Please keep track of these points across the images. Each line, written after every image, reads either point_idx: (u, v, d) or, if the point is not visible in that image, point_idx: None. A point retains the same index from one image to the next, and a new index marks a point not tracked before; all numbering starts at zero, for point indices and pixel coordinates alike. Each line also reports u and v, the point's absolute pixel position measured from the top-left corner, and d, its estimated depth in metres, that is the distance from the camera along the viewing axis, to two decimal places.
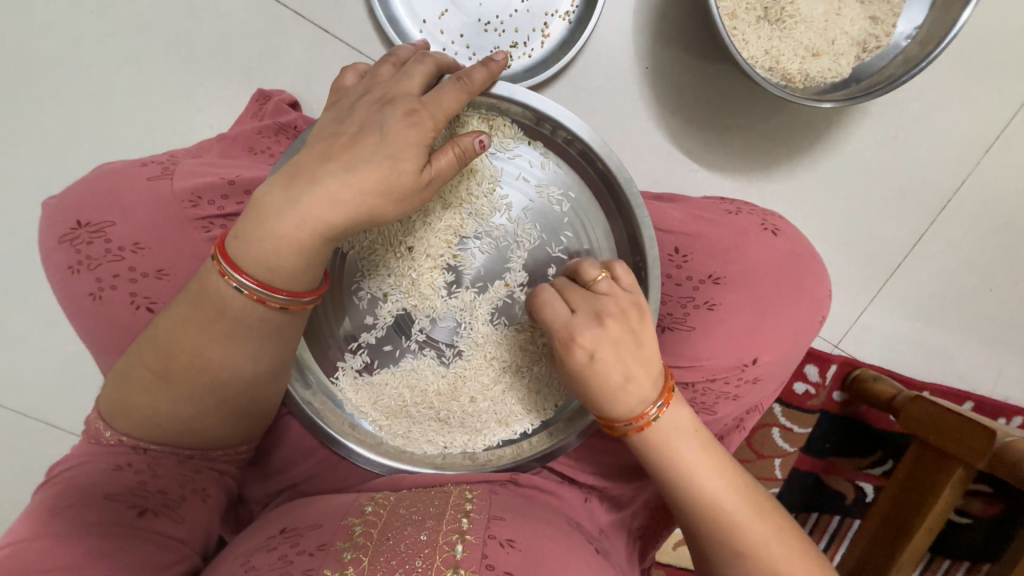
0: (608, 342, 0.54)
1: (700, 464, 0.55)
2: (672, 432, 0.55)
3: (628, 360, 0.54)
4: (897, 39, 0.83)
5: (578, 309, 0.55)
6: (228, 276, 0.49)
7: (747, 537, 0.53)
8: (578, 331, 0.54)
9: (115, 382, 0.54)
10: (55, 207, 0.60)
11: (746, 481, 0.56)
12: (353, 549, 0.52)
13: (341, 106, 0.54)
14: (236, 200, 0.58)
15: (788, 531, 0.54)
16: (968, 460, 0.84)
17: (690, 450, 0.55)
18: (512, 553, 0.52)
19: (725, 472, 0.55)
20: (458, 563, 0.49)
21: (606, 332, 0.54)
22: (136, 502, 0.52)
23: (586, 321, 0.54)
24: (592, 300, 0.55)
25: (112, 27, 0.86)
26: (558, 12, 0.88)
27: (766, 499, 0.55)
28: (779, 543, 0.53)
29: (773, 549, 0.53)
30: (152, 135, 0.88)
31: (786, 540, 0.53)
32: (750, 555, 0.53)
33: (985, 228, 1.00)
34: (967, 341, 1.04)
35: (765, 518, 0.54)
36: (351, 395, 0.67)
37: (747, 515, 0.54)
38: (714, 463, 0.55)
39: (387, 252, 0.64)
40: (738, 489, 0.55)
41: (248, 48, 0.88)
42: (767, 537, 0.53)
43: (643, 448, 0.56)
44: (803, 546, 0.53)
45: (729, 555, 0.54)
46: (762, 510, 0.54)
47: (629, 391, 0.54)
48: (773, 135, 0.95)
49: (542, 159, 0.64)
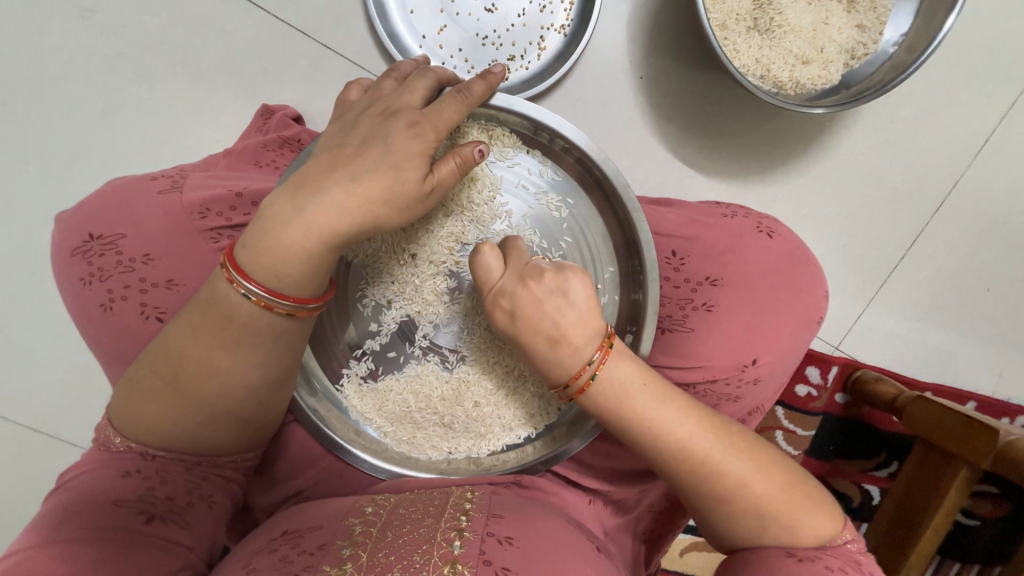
0: (529, 294, 0.56)
1: (664, 420, 0.53)
2: (625, 390, 0.54)
3: (552, 323, 0.55)
4: (884, 46, 0.85)
5: (508, 268, 0.57)
6: (237, 283, 0.50)
7: (729, 483, 0.52)
8: (501, 290, 0.57)
9: (123, 392, 0.55)
10: (67, 221, 0.61)
11: (717, 420, 0.54)
12: (351, 546, 0.53)
13: (345, 118, 0.56)
14: (243, 211, 0.59)
15: (769, 463, 0.53)
16: (972, 459, 0.84)
17: (649, 407, 0.54)
18: (510, 549, 0.52)
19: (693, 420, 0.54)
20: (455, 558, 0.50)
21: (529, 291, 0.56)
22: (144, 508, 0.52)
23: (512, 280, 0.57)
24: (521, 258, 0.58)
25: (121, 47, 0.88)
26: (554, 25, 0.90)
27: (740, 434, 0.54)
28: (761, 480, 0.52)
29: (756, 488, 0.52)
30: (160, 151, 0.90)
31: (769, 474, 0.53)
32: (734, 500, 0.52)
33: (980, 227, 1.01)
34: (966, 340, 1.05)
35: (742, 457, 0.53)
36: (356, 401, 0.68)
37: (726, 461, 0.53)
38: (675, 412, 0.54)
39: (390, 260, 0.65)
40: (713, 434, 0.53)
41: (253, 65, 0.90)
42: (747, 476, 0.52)
43: (601, 412, 0.55)
44: (784, 477, 0.53)
45: (714, 508, 0.54)
46: (738, 445, 0.53)
47: (559, 352, 0.55)
48: (767, 141, 0.97)
49: (540, 167, 0.66)
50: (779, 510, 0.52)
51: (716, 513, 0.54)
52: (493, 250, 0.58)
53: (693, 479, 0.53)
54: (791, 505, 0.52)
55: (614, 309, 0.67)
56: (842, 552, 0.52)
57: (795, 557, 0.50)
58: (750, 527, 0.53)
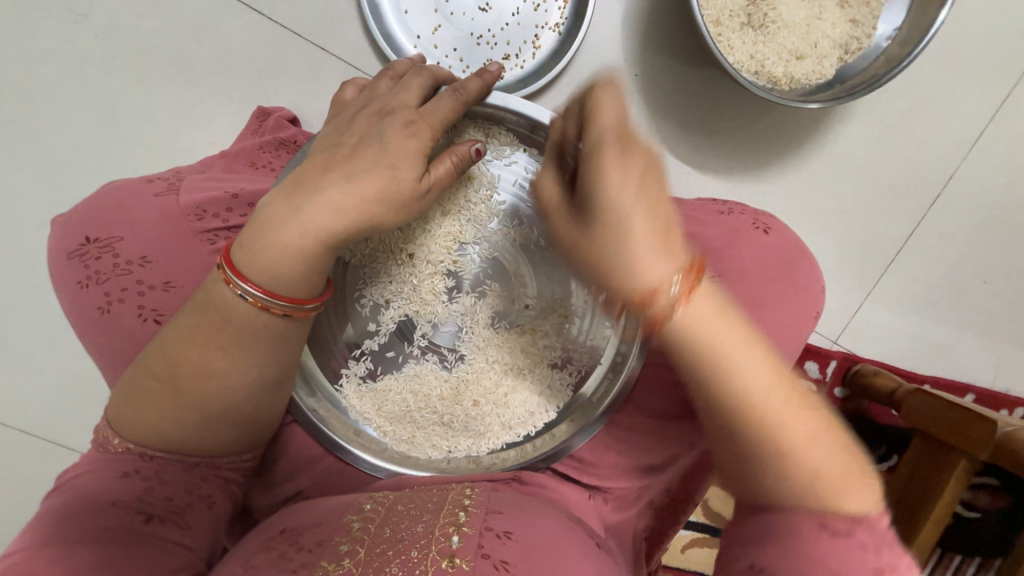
0: (627, 181, 0.54)
1: (705, 313, 0.53)
2: (658, 263, 0.54)
3: (625, 171, 0.55)
4: (877, 40, 0.86)
5: (608, 124, 0.55)
6: (233, 284, 0.50)
7: (755, 394, 0.51)
8: (598, 99, 0.54)
9: (122, 393, 0.55)
10: (64, 224, 0.61)
11: (768, 351, 0.53)
12: (349, 541, 0.54)
13: (341, 119, 0.56)
14: (239, 212, 0.59)
15: (814, 412, 0.52)
16: (969, 449, 0.85)
17: (666, 268, 0.54)
18: (508, 544, 0.53)
19: (747, 342, 0.52)
20: (453, 553, 0.51)
21: (619, 118, 0.55)
22: (142, 508, 0.53)
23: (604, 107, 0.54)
24: (620, 121, 0.55)
25: (115, 51, 0.88)
26: (548, 24, 0.90)
27: (788, 377, 0.53)
28: (799, 423, 0.51)
29: (790, 421, 0.51)
30: (155, 154, 0.90)
31: (809, 423, 0.51)
32: (748, 387, 0.51)
33: (975, 220, 1.01)
34: (964, 333, 1.05)
35: (783, 394, 0.51)
36: (355, 402, 0.69)
37: (764, 390, 0.51)
38: (726, 324, 0.53)
39: (388, 259, 0.65)
40: (758, 358, 0.52)
41: (248, 67, 0.90)
42: (784, 416, 0.51)
43: (613, 224, 0.55)
44: (823, 427, 0.51)
45: (711, 384, 0.53)
46: (781, 381, 0.52)
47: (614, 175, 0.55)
48: (762, 137, 0.97)
49: (537, 165, 0.66)
50: (808, 453, 0.50)
51: (721, 376, 0.52)
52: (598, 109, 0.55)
53: (697, 336, 0.53)
54: (819, 453, 0.50)
55: None
56: (884, 530, 0.49)
57: (828, 531, 0.48)
58: (773, 463, 0.51)
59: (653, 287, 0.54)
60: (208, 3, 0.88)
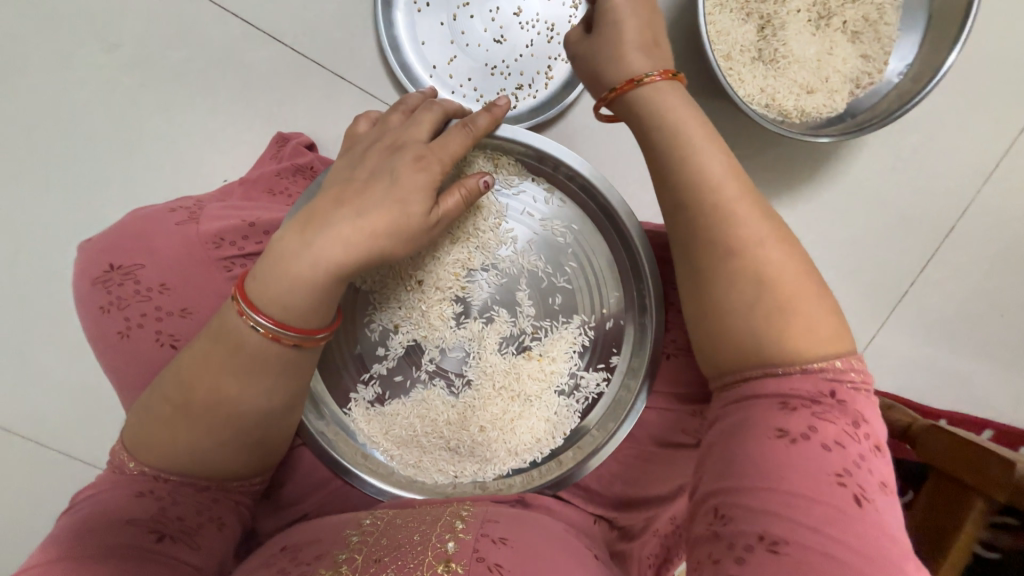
0: (633, 41, 0.57)
1: (706, 152, 0.51)
2: (673, 110, 0.54)
3: (642, 39, 0.57)
4: (888, 76, 0.86)
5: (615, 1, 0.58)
6: (246, 315, 0.52)
7: (756, 247, 0.48)
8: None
9: (139, 418, 0.57)
10: (89, 250, 0.63)
11: (769, 212, 0.50)
12: (348, 550, 0.54)
13: (354, 153, 0.57)
14: (255, 240, 0.61)
15: (810, 272, 0.48)
16: (988, 491, 0.82)
17: (688, 119, 0.53)
18: (504, 549, 0.52)
19: (736, 179, 0.51)
20: (449, 558, 0.51)
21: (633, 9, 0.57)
22: (155, 526, 0.54)
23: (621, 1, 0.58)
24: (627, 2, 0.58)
25: (144, 78, 0.92)
26: (561, 55, 0.91)
27: (789, 235, 0.49)
28: (797, 278, 0.47)
29: (777, 265, 0.47)
30: (177, 177, 0.93)
31: (806, 276, 0.48)
32: (757, 248, 0.48)
33: (992, 253, 1.00)
34: (981, 366, 1.03)
35: (780, 240, 0.48)
36: (363, 425, 0.70)
37: (764, 237, 0.48)
38: (722, 163, 0.51)
39: (398, 286, 0.67)
40: (756, 212, 0.49)
41: (269, 95, 0.93)
42: (782, 266, 0.47)
43: (647, 104, 0.54)
44: (821, 294, 0.47)
45: (727, 249, 0.48)
46: (777, 231, 0.49)
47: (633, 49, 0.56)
48: (773, 166, 0.97)
49: (545, 194, 0.67)
50: (805, 316, 0.46)
51: (737, 247, 0.48)
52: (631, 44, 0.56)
53: (722, 200, 0.49)
54: (813, 326, 0.46)
55: (625, 335, 0.69)
56: (851, 412, 0.44)
57: (787, 439, 0.43)
58: (780, 330, 0.46)
59: (712, 182, 0.50)
60: (233, 33, 0.92)
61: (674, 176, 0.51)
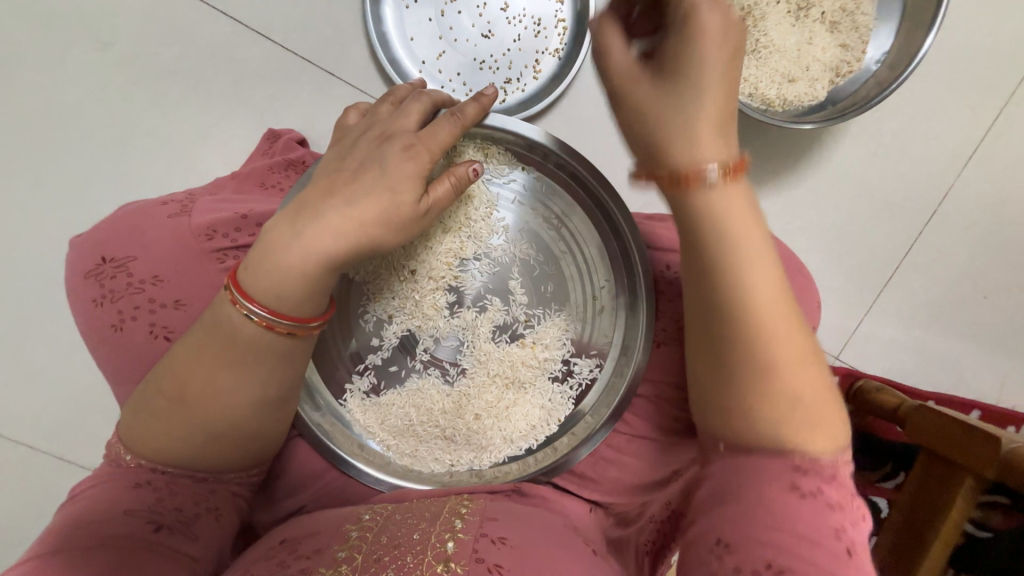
0: (707, 118, 0.43)
1: (760, 274, 0.44)
2: (736, 215, 0.44)
3: (714, 112, 0.43)
4: (867, 64, 0.88)
5: (683, 54, 0.43)
6: (240, 304, 0.52)
7: (791, 379, 0.43)
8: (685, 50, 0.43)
9: (133, 410, 0.57)
10: (82, 244, 0.64)
11: (811, 339, 0.45)
12: (348, 548, 0.54)
13: (344, 143, 0.58)
14: (248, 232, 0.61)
15: (834, 400, 0.45)
16: (976, 467, 0.83)
17: (746, 229, 0.44)
18: (502, 548, 0.53)
19: (786, 301, 0.44)
20: (448, 557, 0.52)
21: (709, 70, 0.43)
22: (152, 518, 0.53)
23: (691, 63, 0.43)
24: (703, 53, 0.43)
25: (134, 76, 0.92)
26: (548, 49, 0.93)
27: (821, 361, 0.45)
28: (826, 413, 0.44)
29: (807, 401, 0.43)
30: (168, 174, 0.94)
31: (830, 405, 0.45)
32: (790, 377, 0.43)
33: (972, 237, 1.02)
34: (967, 348, 1.05)
35: (815, 371, 0.44)
36: (359, 416, 0.70)
37: (801, 367, 0.43)
38: (776, 282, 0.44)
39: (391, 276, 0.67)
40: (799, 341, 0.44)
41: (260, 91, 0.94)
42: (814, 400, 0.44)
43: (698, 200, 0.44)
44: (841, 422, 0.45)
45: (758, 377, 0.43)
46: (813, 360, 0.44)
47: (699, 126, 0.43)
48: (758, 155, 0.99)
49: (535, 183, 0.68)
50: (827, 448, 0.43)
51: (766, 368, 0.43)
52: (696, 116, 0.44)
53: (764, 323, 0.43)
54: (833, 446, 0.44)
55: (617, 321, 0.69)
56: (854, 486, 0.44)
57: (798, 492, 0.42)
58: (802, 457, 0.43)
59: (753, 304, 0.43)
60: (223, 31, 0.92)
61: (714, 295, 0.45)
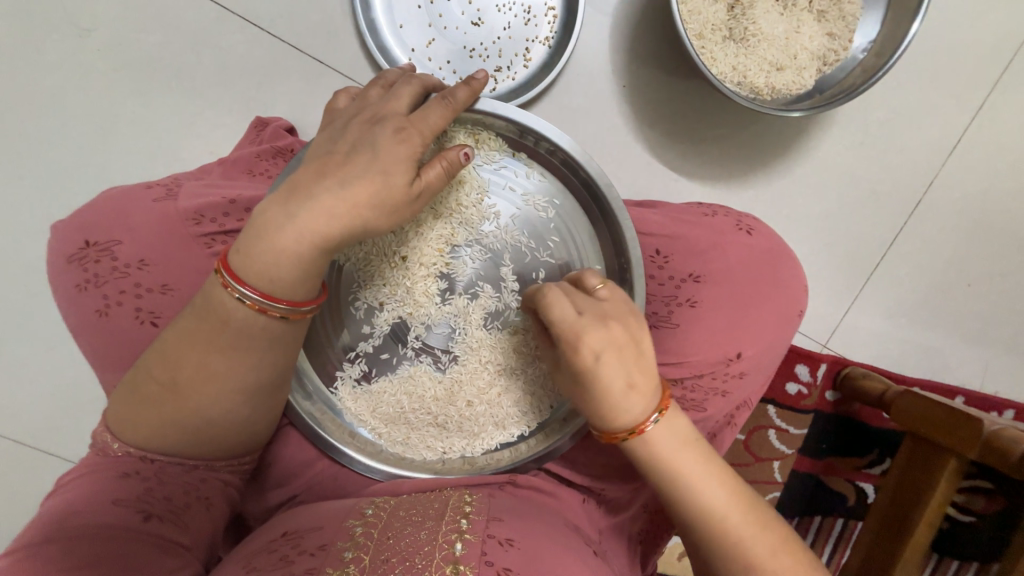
0: (603, 344, 0.53)
1: (702, 475, 0.55)
2: (674, 444, 0.55)
3: (628, 367, 0.53)
4: (853, 52, 0.89)
5: (583, 312, 0.54)
6: (231, 288, 0.52)
7: (759, 558, 0.53)
8: (586, 332, 0.53)
9: (121, 396, 0.56)
10: (64, 228, 0.62)
11: (765, 513, 0.55)
12: (353, 548, 0.54)
13: (334, 126, 0.57)
14: (236, 217, 0.60)
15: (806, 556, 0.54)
16: (959, 449, 0.85)
17: (689, 456, 0.55)
18: (510, 550, 0.55)
19: (731, 491, 0.55)
20: (458, 559, 0.52)
21: (608, 334, 0.54)
22: (142, 507, 0.53)
23: (593, 326, 0.54)
24: (592, 301, 0.56)
25: (117, 64, 0.90)
26: (539, 37, 0.93)
27: (781, 526, 0.55)
28: (801, 573, 0.52)
29: (782, 570, 0.52)
30: (154, 164, 0.92)
31: (805, 566, 0.53)
32: (765, 564, 0.53)
33: (957, 225, 1.04)
34: (951, 335, 1.07)
35: (778, 541, 0.53)
36: (350, 403, 0.70)
37: (766, 545, 0.53)
38: (718, 480, 0.55)
39: (381, 263, 0.67)
40: (753, 520, 0.54)
41: (247, 79, 0.93)
42: (787, 568, 0.52)
43: (614, 415, 0.55)
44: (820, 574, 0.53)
45: (738, 570, 0.53)
46: (772, 530, 0.54)
47: (630, 399, 0.54)
48: (748, 145, 1.00)
49: (526, 169, 0.68)
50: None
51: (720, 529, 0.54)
52: (560, 299, 0.55)
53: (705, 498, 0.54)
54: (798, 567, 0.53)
55: None
56: None
57: None
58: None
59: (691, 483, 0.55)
60: (209, 17, 0.91)
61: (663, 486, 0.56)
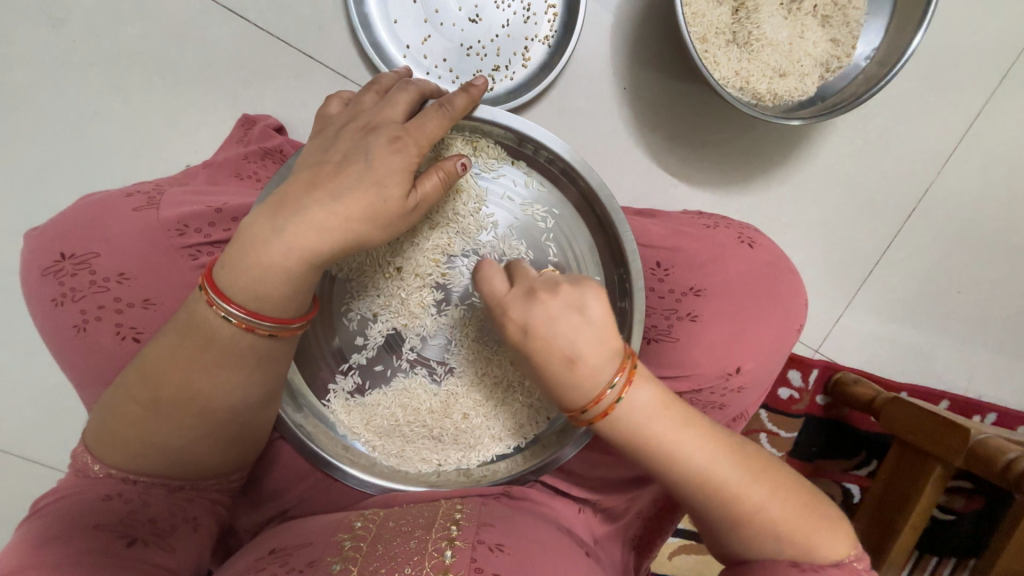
0: (532, 322, 0.51)
1: (681, 439, 0.51)
2: (645, 413, 0.51)
3: (567, 339, 0.50)
4: (857, 60, 0.88)
5: (514, 286, 0.54)
6: (216, 306, 0.49)
7: (754, 507, 0.51)
8: (511, 305, 0.53)
9: (101, 416, 0.53)
10: (39, 239, 0.59)
11: (754, 463, 0.53)
12: (342, 561, 0.53)
13: (326, 134, 0.55)
14: (222, 227, 0.57)
15: (799, 496, 0.53)
16: (946, 458, 0.87)
17: (667, 422, 0.51)
18: (501, 556, 0.54)
19: (720, 450, 0.52)
20: (448, 568, 0.51)
21: (543, 305, 0.51)
22: (126, 531, 0.51)
23: (520, 297, 0.52)
24: (531, 276, 0.54)
25: (94, 57, 0.86)
26: (538, 36, 0.90)
27: (771, 472, 0.53)
28: (796, 517, 0.52)
29: (777, 514, 0.51)
30: (135, 162, 0.88)
31: (798, 507, 0.52)
32: (759, 515, 0.51)
33: (949, 232, 1.05)
34: (940, 341, 1.09)
35: (772, 490, 0.52)
36: (342, 416, 0.68)
37: (759, 498, 0.51)
38: (699, 440, 0.52)
39: (375, 273, 0.65)
40: (742, 474, 0.52)
41: (233, 74, 0.89)
42: (779, 514, 0.51)
43: (571, 399, 0.51)
44: (812, 506, 0.53)
45: (734, 524, 0.52)
46: (762, 477, 0.52)
47: (577, 373, 0.50)
48: (748, 150, 0.99)
49: (525, 178, 0.66)
50: (806, 540, 0.51)
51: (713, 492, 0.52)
52: (495, 268, 0.55)
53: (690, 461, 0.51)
54: (795, 508, 0.52)
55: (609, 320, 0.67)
56: None
57: None
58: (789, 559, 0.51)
59: (672, 452, 0.51)
60: (192, 9, 0.87)
61: (648, 459, 0.52)
